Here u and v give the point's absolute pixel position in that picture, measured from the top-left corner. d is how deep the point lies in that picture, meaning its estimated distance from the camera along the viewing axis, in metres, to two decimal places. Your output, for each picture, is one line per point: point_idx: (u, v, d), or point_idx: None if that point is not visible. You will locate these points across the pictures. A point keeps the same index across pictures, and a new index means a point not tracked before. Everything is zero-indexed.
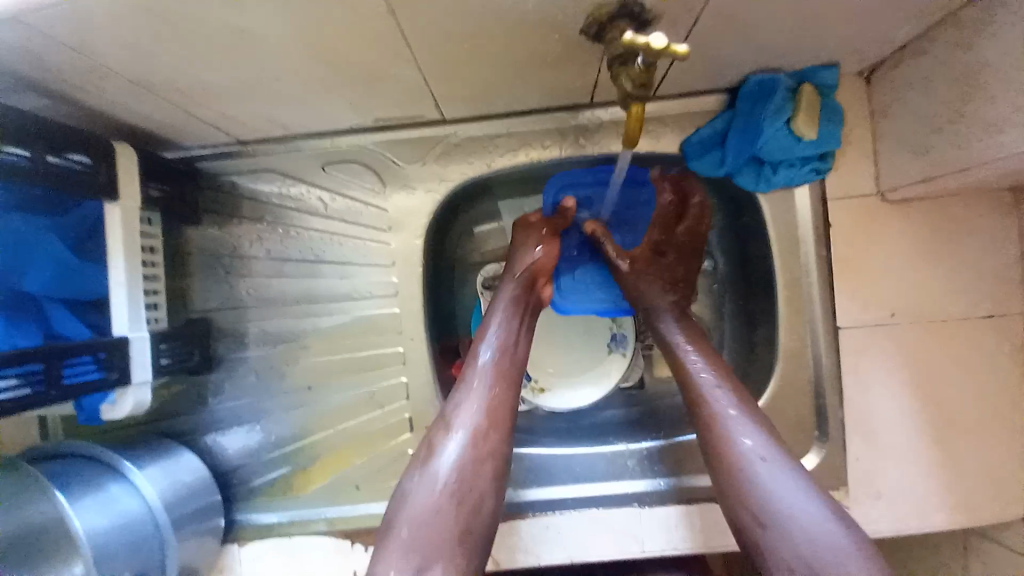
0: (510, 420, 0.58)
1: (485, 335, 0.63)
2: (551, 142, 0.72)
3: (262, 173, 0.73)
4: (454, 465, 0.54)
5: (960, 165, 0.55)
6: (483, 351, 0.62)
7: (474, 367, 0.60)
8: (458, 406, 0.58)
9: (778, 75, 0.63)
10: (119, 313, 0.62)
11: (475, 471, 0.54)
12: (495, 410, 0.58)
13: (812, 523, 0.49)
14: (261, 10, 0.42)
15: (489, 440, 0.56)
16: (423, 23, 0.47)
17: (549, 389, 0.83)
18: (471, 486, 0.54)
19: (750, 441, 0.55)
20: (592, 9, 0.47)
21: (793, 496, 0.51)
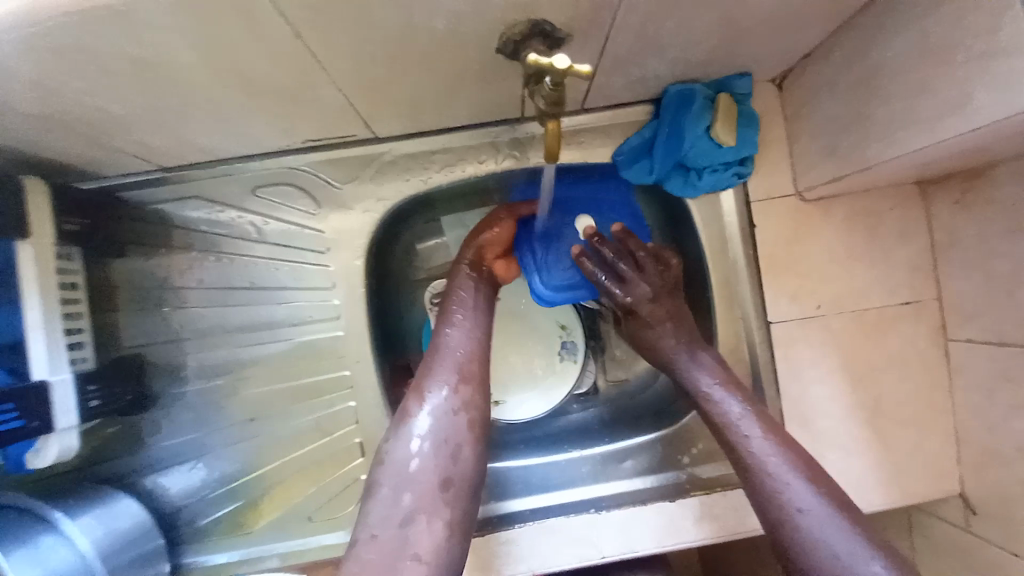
0: (481, 377, 0.62)
1: (452, 311, 0.67)
2: (486, 156, 0.73)
3: (190, 201, 0.71)
4: (435, 418, 0.56)
5: (862, 162, 0.58)
6: (449, 326, 0.65)
7: (441, 338, 0.64)
8: (431, 370, 0.61)
9: (695, 85, 0.66)
10: (38, 355, 0.58)
11: (455, 423, 0.57)
12: (466, 368, 0.61)
13: (789, 479, 0.57)
14: (158, 35, 0.42)
15: (462, 395, 0.59)
16: (334, 44, 0.47)
17: (503, 402, 0.83)
18: (457, 435, 0.57)
19: (734, 413, 0.62)
20: (504, 29, 0.49)
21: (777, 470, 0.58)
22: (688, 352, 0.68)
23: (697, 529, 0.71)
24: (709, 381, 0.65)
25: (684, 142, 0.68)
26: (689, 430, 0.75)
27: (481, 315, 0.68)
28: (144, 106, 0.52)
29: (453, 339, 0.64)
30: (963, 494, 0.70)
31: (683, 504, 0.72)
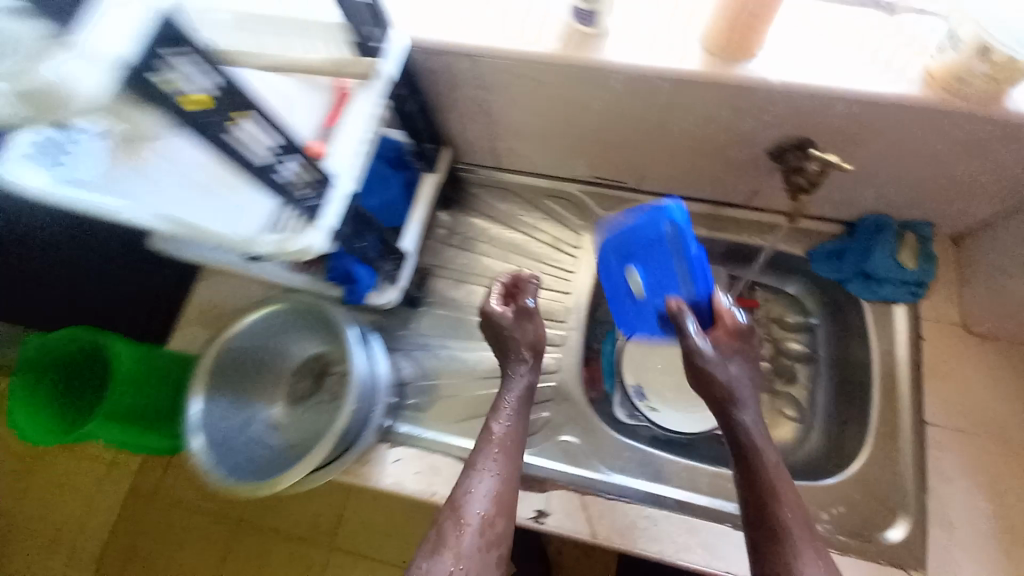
0: (512, 505, 0.68)
1: (496, 419, 0.75)
2: (710, 223, 0.99)
3: (503, 191, 1.05)
4: (466, 552, 0.62)
5: None
6: (490, 437, 0.73)
7: (487, 445, 0.72)
8: (468, 495, 0.67)
9: (889, 220, 0.89)
10: (411, 236, 0.87)
11: (481, 559, 0.62)
12: (502, 496, 0.67)
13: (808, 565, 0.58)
14: (600, 88, 0.75)
15: (496, 526, 0.65)
16: (681, 118, 0.78)
17: (660, 411, 0.97)
18: (508, 443, 0.72)
19: (780, 485, 0.64)
20: (783, 138, 0.76)
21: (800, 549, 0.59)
22: (745, 402, 0.71)
23: None
24: (751, 429, 0.69)
25: (873, 255, 0.88)
26: (829, 491, 0.84)
27: (517, 429, 0.75)
28: (543, 122, 0.86)
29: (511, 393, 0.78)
30: None
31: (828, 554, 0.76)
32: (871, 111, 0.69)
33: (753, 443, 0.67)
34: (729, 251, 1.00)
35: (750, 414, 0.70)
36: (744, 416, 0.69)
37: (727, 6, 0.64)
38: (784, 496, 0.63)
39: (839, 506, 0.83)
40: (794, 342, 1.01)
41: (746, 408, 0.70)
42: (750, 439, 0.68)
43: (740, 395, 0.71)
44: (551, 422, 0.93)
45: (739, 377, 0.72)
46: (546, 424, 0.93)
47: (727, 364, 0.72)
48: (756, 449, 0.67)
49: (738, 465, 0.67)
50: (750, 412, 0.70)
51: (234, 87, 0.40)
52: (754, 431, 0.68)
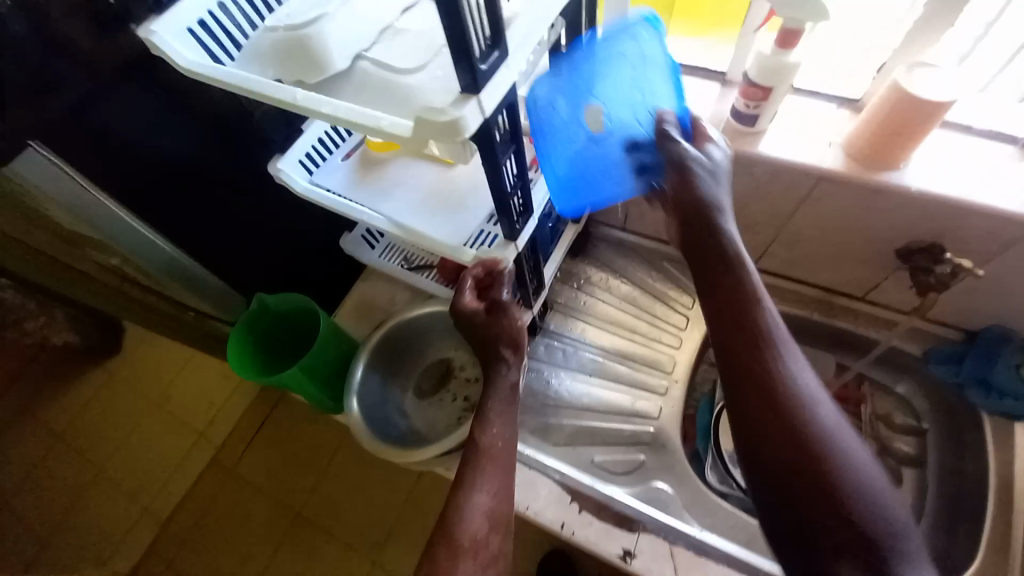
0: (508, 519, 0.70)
1: (489, 424, 0.76)
2: (821, 311, 1.05)
3: (625, 249, 1.18)
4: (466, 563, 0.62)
5: None
6: (479, 438, 0.74)
7: (480, 449, 0.74)
8: (464, 506, 0.67)
9: (1015, 333, 0.91)
10: (549, 272, 1.01)
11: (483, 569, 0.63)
12: (500, 513, 0.69)
13: (838, 428, 0.51)
14: (744, 174, 0.89)
15: (496, 543, 0.66)
16: (812, 209, 0.89)
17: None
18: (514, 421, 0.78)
19: (784, 336, 0.56)
20: (909, 244, 0.86)
21: (834, 422, 0.52)
22: (794, 356, 0.55)
23: None
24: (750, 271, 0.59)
25: (996, 364, 0.89)
26: None
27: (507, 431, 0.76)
28: None
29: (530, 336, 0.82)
30: None
31: None
32: (1003, 227, 0.76)
33: (806, 406, 0.52)
34: (838, 339, 1.05)
35: (804, 373, 0.54)
36: (796, 369, 0.54)
37: (870, 125, 0.76)
38: (841, 474, 0.49)
39: None
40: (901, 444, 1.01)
41: (799, 365, 0.55)
42: (798, 394, 0.53)
43: (781, 345, 0.55)
44: (646, 466, 1.00)
45: (723, 159, 0.65)
46: (640, 467, 1.00)
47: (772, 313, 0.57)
48: (809, 411, 0.52)
49: (767, 433, 0.52)
50: (806, 373, 0.55)
51: (518, 121, 0.59)
52: (813, 394, 0.53)
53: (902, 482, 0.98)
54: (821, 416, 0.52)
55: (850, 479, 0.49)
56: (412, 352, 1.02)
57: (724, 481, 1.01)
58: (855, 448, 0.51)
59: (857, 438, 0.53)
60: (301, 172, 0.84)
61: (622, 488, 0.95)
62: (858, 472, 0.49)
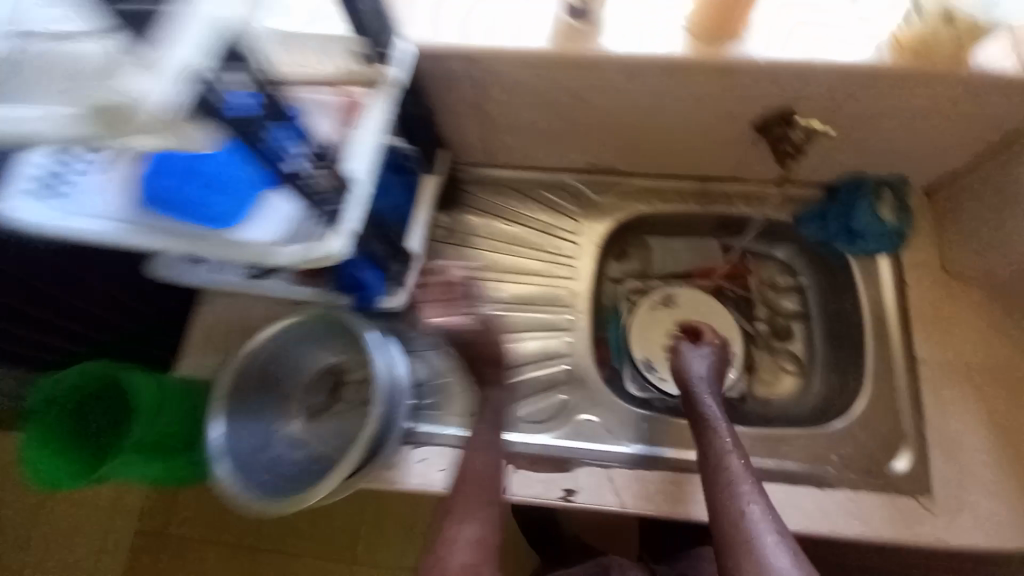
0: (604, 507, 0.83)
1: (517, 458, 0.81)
2: (699, 200, 1.04)
3: (498, 186, 1.07)
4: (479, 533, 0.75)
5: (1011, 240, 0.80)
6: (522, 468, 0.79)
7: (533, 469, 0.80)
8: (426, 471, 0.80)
9: (864, 177, 0.94)
10: (413, 238, 0.90)
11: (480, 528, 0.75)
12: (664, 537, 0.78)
13: (757, 516, 0.70)
14: (595, 77, 0.79)
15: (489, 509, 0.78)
16: (670, 100, 0.82)
17: (669, 382, 1.01)
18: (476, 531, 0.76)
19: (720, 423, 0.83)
20: (765, 111, 0.81)
21: (747, 502, 0.72)
22: (745, 485, 0.73)
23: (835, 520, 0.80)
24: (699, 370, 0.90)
25: (854, 212, 0.94)
26: (837, 435, 0.88)
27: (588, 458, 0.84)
28: (542, 116, 0.90)
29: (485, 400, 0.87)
30: None
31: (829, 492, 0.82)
32: (847, 75, 0.74)
33: (738, 524, 0.70)
34: (720, 223, 1.05)
35: (750, 496, 0.72)
36: (750, 511, 0.71)
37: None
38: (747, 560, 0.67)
39: (847, 445, 0.88)
40: (788, 301, 1.07)
41: (748, 491, 0.73)
42: (739, 518, 0.70)
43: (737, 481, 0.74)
44: (569, 406, 0.94)
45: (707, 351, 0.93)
46: (564, 408, 0.94)
47: (726, 452, 0.78)
48: (745, 527, 0.69)
49: (709, 475, 0.78)
50: (755, 496, 0.72)
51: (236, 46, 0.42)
52: (755, 515, 0.70)
53: (793, 337, 1.05)
54: (763, 539, 0.68)
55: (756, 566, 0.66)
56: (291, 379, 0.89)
57: (646, 388, 1.03)
58: (783, 553, 0.66)
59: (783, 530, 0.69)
60: (40, 210, 0.57)
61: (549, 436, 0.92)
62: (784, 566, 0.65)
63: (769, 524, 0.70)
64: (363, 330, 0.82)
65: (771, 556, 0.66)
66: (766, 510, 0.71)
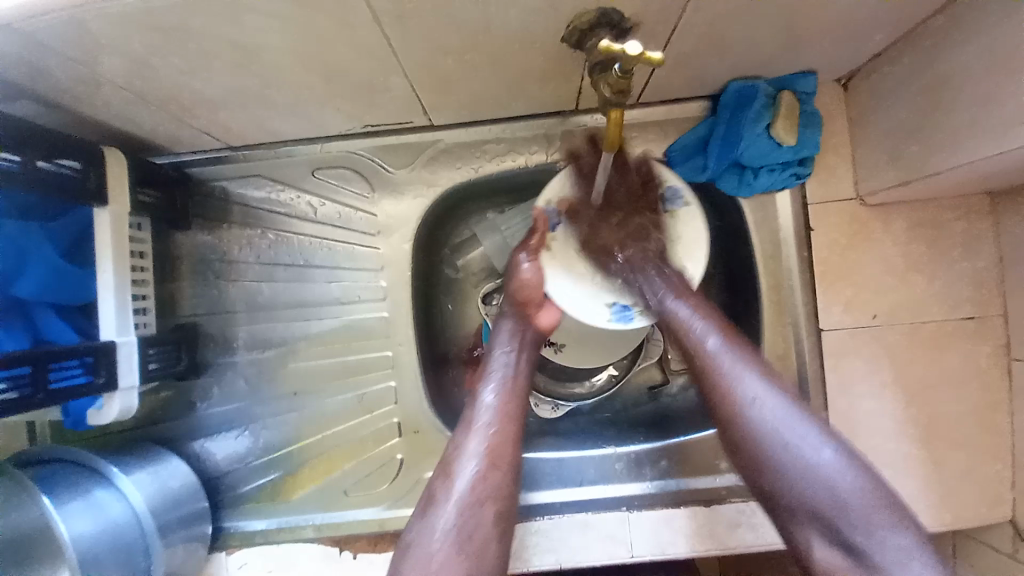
0: (499, 534, 0.56)
1: (469, 432, 0.60)
2: (537, 148, 0.73)
3: (253, 179, 0.73)
4: (443, 538, 0.54)
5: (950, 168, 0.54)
6: (469, 446, 0.59)
7: (470, 441, 0.59)
8: (451, 472, 0.58)
9: (757, 82, 0.64)
10: (108, 318, 0.61)
11: (471, 534, 0.54)
12: (496, 478, 0.58)
13: (784, 423, 0.56)
14: (248, 20, 0.43)
15: (478, 508, 0.56)
16: (407, 32, 0.47)
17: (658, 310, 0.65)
18: (477, 542, 0.54)
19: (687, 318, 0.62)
20: (573, 19, 0.47)
21: (762, 400, 0.57)
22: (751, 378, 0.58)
23: (729, 538, 0.69)
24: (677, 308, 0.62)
25: (741, 141, 0.66)
26: None
27: (506, 441, 0.59)
28: (227, 87, 0.53)
29: (498, 385, 0.63)
30: (1015, 521, 0.65)
31: (717, 511, 0.69)
32: None
33: (793, 467, 0.54)
34: None
35: (792, 429, 0.55)
36: (786, 431, 0.55)
37: None
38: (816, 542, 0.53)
39: None
40: None
41: (789, 426, 0.55)
42: (764, 428, 0.56)
43: (772, 419, 0.56)
44: (406, 465, 0.72)
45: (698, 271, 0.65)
46: (400, 470, 0.72)
47: (741, 376, 0.58)
48: (777, 441, 0.55)
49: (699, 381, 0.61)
50: (800, 429, 0.55)
51: None
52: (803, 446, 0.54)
53: None
54: (789, 442, 0.55)
55: (840, 518, 0.51)
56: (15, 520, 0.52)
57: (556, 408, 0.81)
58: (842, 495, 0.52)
59: (814, 428, 0.55)
60: None
61: (386, 507, 0.71)
62: (839, 493, 0.52)
63: (807, 428, 0.55)
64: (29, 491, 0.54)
65: (785, 433, 0.55)
66: (793, 410, 0.56)
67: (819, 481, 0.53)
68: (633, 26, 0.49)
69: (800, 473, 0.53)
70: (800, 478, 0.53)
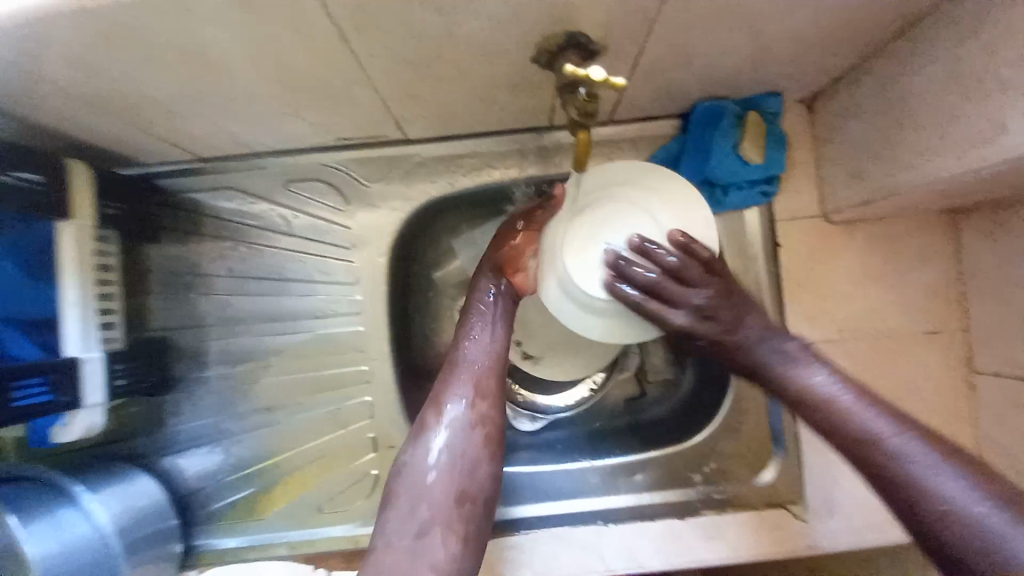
0: (496, 433, 0.56)
1: (458, 359, 0.59)
2: (513, 163, 0.73)
3: (225, 191, 0.73)
4: (435, 463, 0.53)
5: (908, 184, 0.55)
6: (457, 368, 0.58)
7: (454, 374, 0.58)
8: (442, 394, 0.57)
9: (724, 101, 0.66)
10: (71, 332, 0.61)
11: (466, 450, 0.54)
12: (486, 384, 0.58)
13: (875, 418, 0.48)
14: (214, 31, 0.43)
15: (477, 413, 0.56)
16: (377, 44, 0.47)
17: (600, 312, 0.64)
18: (467, 461, 0.54)
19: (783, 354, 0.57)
20: (541, 39, 0.49)
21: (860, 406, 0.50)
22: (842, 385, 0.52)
23: (704, 551, 0.69)
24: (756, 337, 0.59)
25: (711, 157, 0.67)
26: (701, 448, 0.73)
27: (492, 367, 0.58)
28: (196, 97, 0.53)
29: (475, 324, 0.61)
30: None
31: (691, 524, 0.70)
32: None
33: (901, 475, 0.45)
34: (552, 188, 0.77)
35: (869, 412, 0.49)
36: (877, 426, 0.48)
37: None
38: (947, 523, 0.42)
39: (714, 458, 0.73)
40: None
41: (854, 400, 0.50)
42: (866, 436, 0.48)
43: (867, 420, 0.48)
44: (381, 481, 0.72)
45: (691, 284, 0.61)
46: (375, 485, 0.72)
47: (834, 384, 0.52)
48: (878, 446, 0.47)
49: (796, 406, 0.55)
50: (880, 415, 0.49)
51: None
52: (864, 415, 0.49)
53: None
54: (891, 443, 0.46)
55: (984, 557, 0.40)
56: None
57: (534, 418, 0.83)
58: (966, 486, 0.43)
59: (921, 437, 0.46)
60: None
61: (359, 524, 0.70)
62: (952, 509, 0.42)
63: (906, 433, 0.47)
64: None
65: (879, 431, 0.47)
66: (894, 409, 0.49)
67: (934, 493, 0.43)
68: (598, 49, 0.50)
69: (910, 482, 0.44)
70: (918, 491, 0.44)
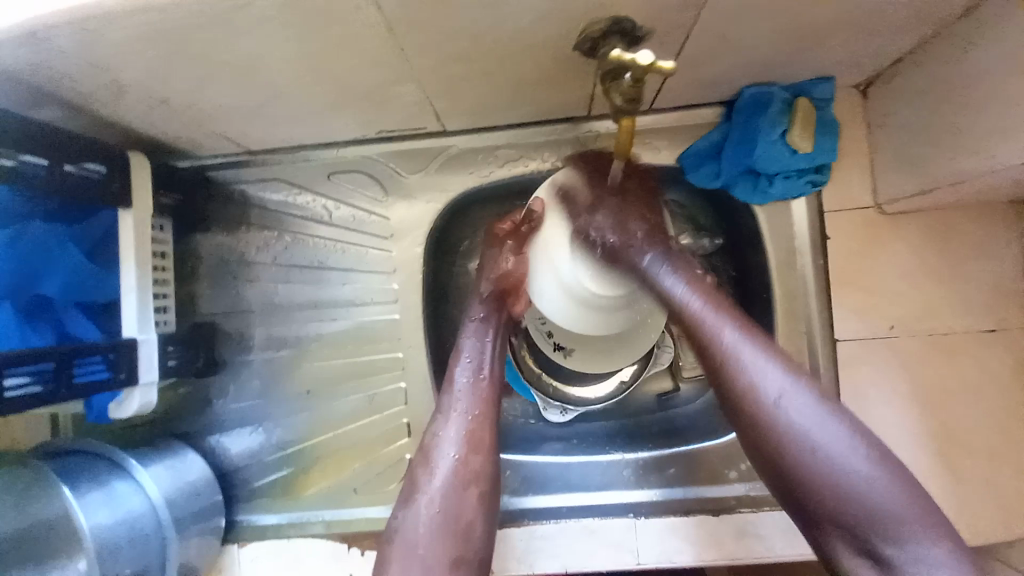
0: (490, 485, 0.59)
1: (443, 419, 0.60)
2: (549, 154, 0.73)
3: (270, 183, 0.75)
4: (428, 522, 0.55)
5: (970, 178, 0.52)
6: (445, 428, 0.59)
7: (440, 434, 0.59)
8: (433, 452, 0.58)
9: (772, 88, 0.63)
10: (130, 314, 0.63)
11: (457, 510, 0.56)
12: (475, 435, 0.59)
13: (849, 455, 0.48)
14: (264, 31, 0.44)
15: (469, 468, 0.58)
16: (419, 39, 0.47)
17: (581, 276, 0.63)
18: (458, 517, 0.56)
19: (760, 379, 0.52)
20: (585, 26, 0.47)
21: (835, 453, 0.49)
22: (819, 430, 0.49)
23: (737, 548, 0.68)
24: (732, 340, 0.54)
25: (756, 147, 0.65)
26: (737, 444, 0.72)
27: (480, 426, 0.60)
28: (244, 94, 0.55)
29: (462, 378, 0.62)
30: None
31: (725, 521, 0.69)
32: None
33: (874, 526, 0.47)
34: None
35: (845, 461, 0.48)
36: (852, 470, 0.48)
37: None
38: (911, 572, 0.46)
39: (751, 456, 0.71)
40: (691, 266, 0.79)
41: (829, 440, 0.49)
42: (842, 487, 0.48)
43: (846, 469, 0.48)
44: None
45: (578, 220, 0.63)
46: None
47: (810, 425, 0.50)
48: (852, 495, 0.48)
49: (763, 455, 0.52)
50: (860, 457, 0.48)
51: None
52: (848, 458, 0.48)
53: None
54: (864, 491, 0.47)
55: None
56: (36, 510, 0.54)
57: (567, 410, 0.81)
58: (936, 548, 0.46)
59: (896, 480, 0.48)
60: None
61: None
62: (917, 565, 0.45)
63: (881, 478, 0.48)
64: (50, 484, 0.56)
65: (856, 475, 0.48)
66: (869, 451, 0.49)
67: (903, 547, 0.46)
68: (643, 34, 0.49)
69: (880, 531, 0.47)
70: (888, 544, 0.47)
